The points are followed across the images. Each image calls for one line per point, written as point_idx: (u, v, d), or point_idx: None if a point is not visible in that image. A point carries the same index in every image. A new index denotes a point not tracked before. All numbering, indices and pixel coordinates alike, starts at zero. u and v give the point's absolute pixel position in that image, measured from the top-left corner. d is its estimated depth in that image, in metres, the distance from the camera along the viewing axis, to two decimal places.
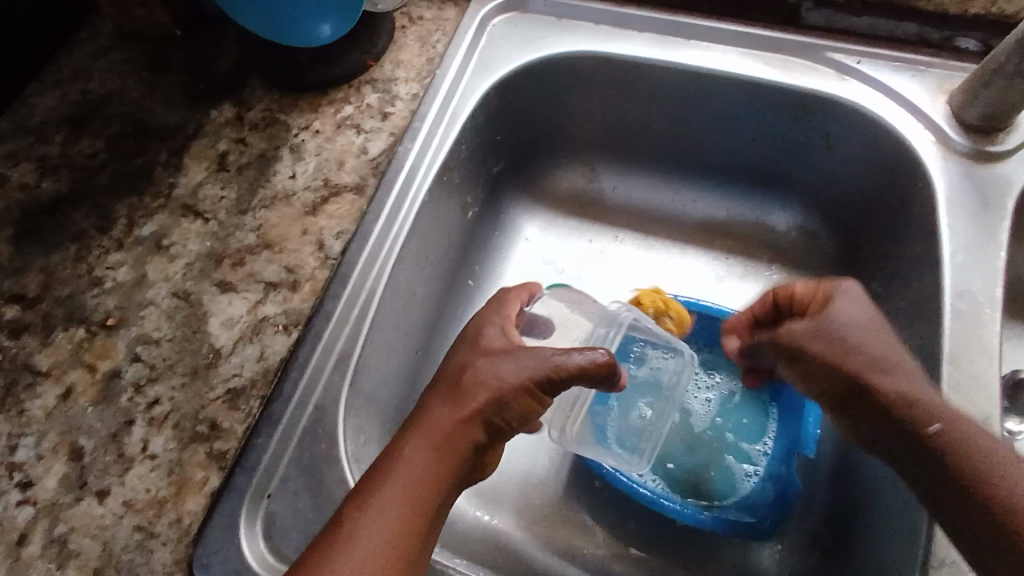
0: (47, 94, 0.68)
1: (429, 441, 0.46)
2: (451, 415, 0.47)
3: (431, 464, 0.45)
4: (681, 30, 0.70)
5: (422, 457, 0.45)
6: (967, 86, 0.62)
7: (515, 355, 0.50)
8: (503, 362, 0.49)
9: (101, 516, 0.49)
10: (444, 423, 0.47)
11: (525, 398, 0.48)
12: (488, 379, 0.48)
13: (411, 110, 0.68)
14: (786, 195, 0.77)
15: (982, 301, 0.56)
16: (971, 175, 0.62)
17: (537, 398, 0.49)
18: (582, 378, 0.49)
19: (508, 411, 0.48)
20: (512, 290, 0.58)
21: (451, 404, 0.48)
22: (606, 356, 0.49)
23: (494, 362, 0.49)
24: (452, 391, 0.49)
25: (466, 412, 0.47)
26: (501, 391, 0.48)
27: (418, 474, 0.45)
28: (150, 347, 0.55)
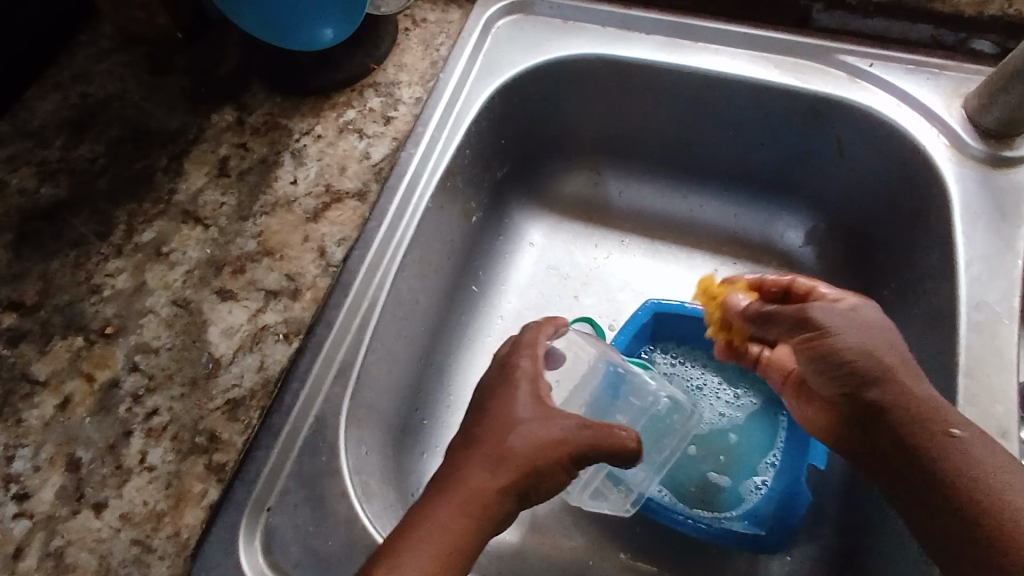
0: (48, 98, 0.67)
1: (463, 508, 0.45)
2: (487, 482, 0.45)
3: (464, 532, 0.44)
4: (689, 33, 0.69)
5: (455, 523, 0.44)
6: (983, 90, 0.60)
7: (554, 421, 0.47)
8: (543, 431, 0.47)
9: (98, 529, 0.49)
10: (480, 489, 0.45)
11: (560, 475, 0.46)
12: (526, 446, 0.46)
13: (414, 115, 0.67)
14: (796, 201, 0.75)
15: (999, 312, 0.55)
16: (987, 182, 0.60)
17: (571, 471, 0.47)
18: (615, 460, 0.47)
19: (544, 486, 0.46)
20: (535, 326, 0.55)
21: (490, 470, 0.46)
22: (641, 439, 0.48)
23: (532, 426, 0.47)
24: (487, 452, 0.47)
25: (504, 482, 0.45)
26: (540, 464, 0.46)
27: (449, 538, 0.44)
28: (149, 357, 0.54)
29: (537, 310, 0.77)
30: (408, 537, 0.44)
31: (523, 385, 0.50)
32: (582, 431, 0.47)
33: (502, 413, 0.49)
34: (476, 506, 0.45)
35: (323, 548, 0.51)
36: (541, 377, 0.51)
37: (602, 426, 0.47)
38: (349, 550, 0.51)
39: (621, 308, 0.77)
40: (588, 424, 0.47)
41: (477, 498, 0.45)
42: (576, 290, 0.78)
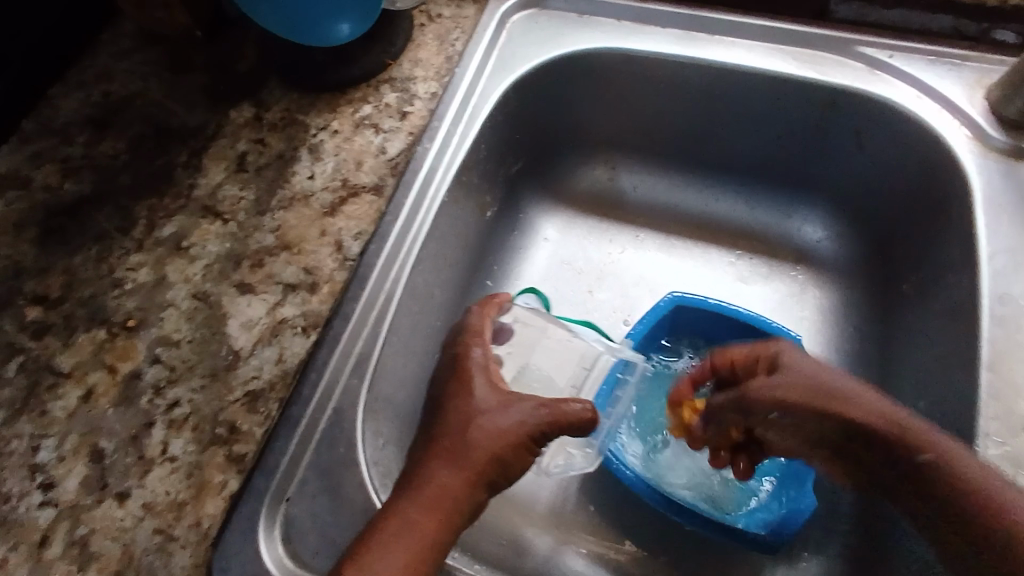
0: (70, 96, 0.68)
1: (436, 506, 0.45)
2: (457, 477, 0.46)
3: (436, 528, 0.45)
4: (706, 26, 0.68)
5: (427, 521, 0.45)
6: (1007, 80, 0.59)
7: (511, 406, 0.49)
8: (502, 416, 0.49)
9: (121, 519, 0.50)
10: (451, 485, 0.46)
11: (523, 457, 0.49)
12: (493, 434, 0.48)
13: (430, 109, 0.67)
14: (814, 195, 0.75)
15: (1023, 306, 0.54)
16: (1010, 174, 0.59)
17: (532, 450, 0.49)
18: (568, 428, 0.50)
19: (513, 470, 0.48)
20: (479, 307, 0.58)
21: (454, 466, 0.47)
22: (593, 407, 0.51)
23: (492, 414, 0.49)
24: (454, 446, 0.48)
25: (470, 474, 0.47)
26: (505, 449, 0.48)
27: (420, 535, 0.44)
28: (170, 349, 0.55)
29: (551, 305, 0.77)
30: (377, 541, 0.43)
31: (478, 374, 0.52)
32: (538, 411, 0.49)
33: (464, 406, 0.50)
34: (443, 501, 0.45)
35: (341, 539, 0.51)
36: (491, 364, 0.53)
37: (554, 404, 0.50)
38: None
39: (636, 303, 0.77)
40: (538, 405, 0.50)
41: (447, 493, 0.46)
42: (590, 284, 0.78)
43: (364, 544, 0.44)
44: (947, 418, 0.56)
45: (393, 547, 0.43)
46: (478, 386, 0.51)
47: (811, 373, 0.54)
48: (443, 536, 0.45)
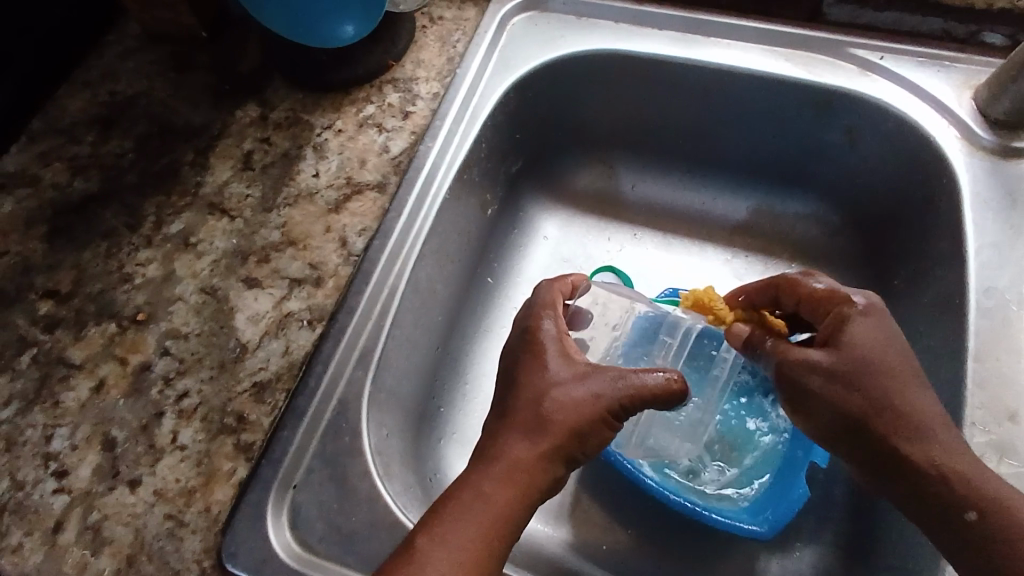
0: (78, 95, 0.70)
1: (512, 480, 0.47)
2: (534, 450, 0.48)
3: (512, 500, 0.46)
4: (701, 28, 0.70)
5: (501, 494, 0.46)
6: (993, 81, 0.61)
7: (587, 378, 0.51)
8: (580, 388, 0.50)
9: (133, 505, 0.51)
10: (526, 458, 0.48)
11: (603, 429, 0.50)
12: (569, 407, 0.49)
13: (431, 109, 0.69)
14: (807, 193, 0.76)
15: (1009, 300, 0.56)
16: (997, 172, 0.61)
17: (611, 424, 0.50)
18: (659, 402, 0.51)
19: (588, 444, 0.49)
20: (555, 282, 0.60)
21: (531, 439, 0.48)
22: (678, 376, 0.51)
23: (568, 387, 0.50)
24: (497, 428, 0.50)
25: (548, 446, 0.48)
26: (582, 421, 0.49)
27: (496, 506, 0.46)
28: (179, 342, 0.57)
29: None
30: (455, 511, 0.45)
31: (550, 344, 0.53)
32: (618, 382, 0.50)
33: (538, 378, 0.51)
34: (518, 474, 0.47)
35: (347, 524, 0.52)
36: (563, 333, 0.54)
37: (630, 375, 0.50)
38: (371, 527, 0.52)
39: None
40: (618, 377, 0.51)
41: (523, 468, 0.47)
42: None
43: (440, 512, 0.46)
44: None
45: (467, 518, 0.45)
46: (551, 360, 0.52)
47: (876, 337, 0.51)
48: (518, 508, 0.46)
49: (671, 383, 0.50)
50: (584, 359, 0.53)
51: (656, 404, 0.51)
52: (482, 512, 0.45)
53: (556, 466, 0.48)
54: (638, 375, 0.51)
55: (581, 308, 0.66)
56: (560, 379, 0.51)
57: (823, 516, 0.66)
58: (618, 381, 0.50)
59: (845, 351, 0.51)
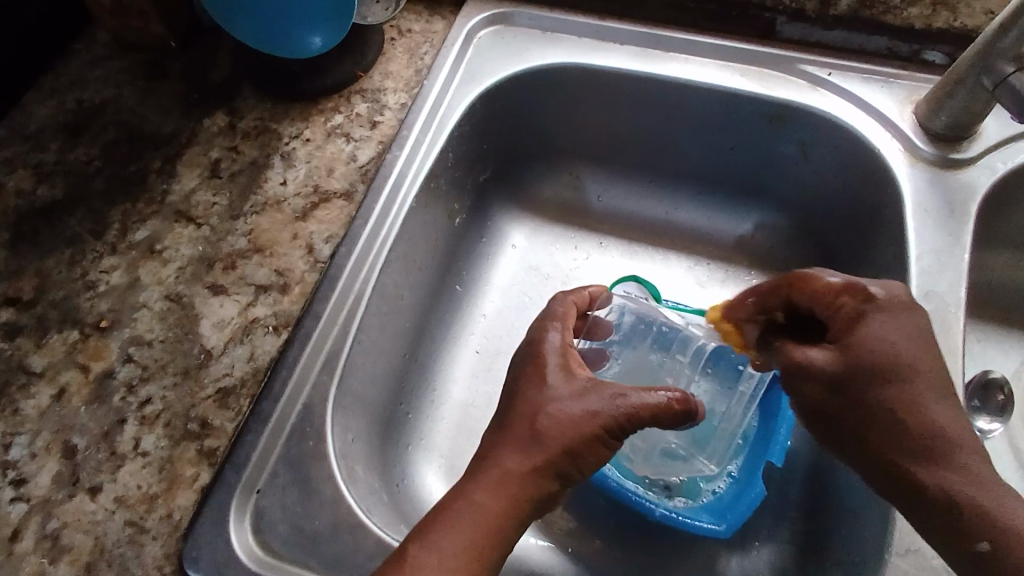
0: (44, 103, 0.70)
1: (503, 491, 0.47)
2: (527, 465, 0.48)
3: (504, 511, 0.47)
4: (660, 43, 0.73)
5: (493, 504, 0.47)
6: (932, 96, 0.64)
7: (585, 396, 0.51)
8: (575, 405, 0.50)
9: (93, 512, 0.51)
10: (518, 470, 0.48)
11: (598, 447, 0.50)
12: (563, 423, 0.49)
13: (399, 119, 0.70)
14: (763, 202, 0.79)
15: (947, 302, 0.59)
16: (937, 182, 0.64)
17: (607, 442, 0.50)
18: (657, 421, 0.52)
19: (583, 461, 0.49)
20: (573, 295, 0.62)
21: (524, 452, 0.49)
22: (681, 398, 0.52)
23: (565, 403, 0.50)
24: None
25: (541, 462, 0.48)
26: (575, 439, 0.49)
27: (488, 517, 0.46)
28: (142, 349, 0.57)
29: (517, 308, 0.80)
30: (446, 518, 0.46)
31: (553, 357, 0.54)
32: (615, 401, 0.50)
33: (535, 395, 0.51)
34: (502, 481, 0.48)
35: (310, 527, 0.53)
36: (569, 347, 0.56)
37: (633, 396, 0.51)
38: (335, 529, 0.53)
39: None
40: (617, 396, 0.51)
41: (515, 479, 0.48)
42: (556, 289, 0.81)
43: (433, 522, 0.46)
44: None
45: (460, 526, 0.46)
46: (551, 376, 0.52)
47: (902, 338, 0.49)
48: (511, 519, 0.47)
49: (673, 403, 0.51)
50: (587, 374, 0.54)
51: (657, 422, 0.52)
52: (477, 521, 0.46)
53: (550, 480, 0.48)
54: (640, 396, 0.51)
55: (600, 320, 0.69)
56: (559, 394, 0.51)
57: (781, 514, 0.67)
58: (616, 402, 0.50)
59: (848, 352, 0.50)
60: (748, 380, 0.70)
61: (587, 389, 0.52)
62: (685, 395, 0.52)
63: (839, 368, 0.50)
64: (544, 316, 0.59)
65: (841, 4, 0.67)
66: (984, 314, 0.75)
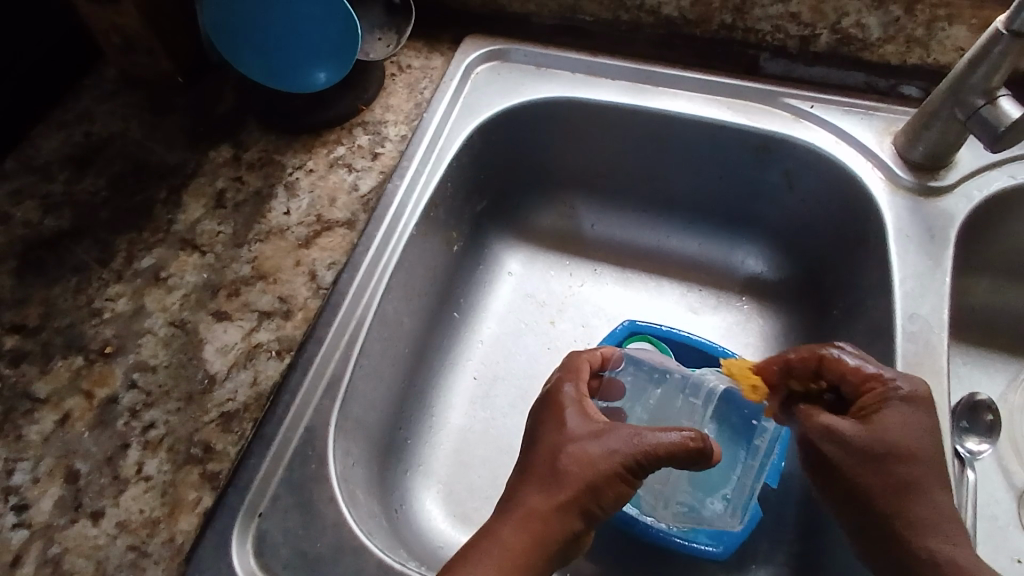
0: (52, 136, 0.72)
1: (523, 526, 0.48)
2: (548, 502, 0.50)
3: (529, 550, 0.48)
4: (649, 78, 0.76)
5: (519, 543, 0.48)
6: (909, 128, 0.67)
7: (602, 436, 0.53)
8: (593, 445, 0.52)
9: (95, 537, 0.51)
10: (540, 508, 0.49)
11: (617, 484, 0.51)
12: (583, 461, 0.51)
13: (399, 151, 0.72)
14: (752, 231, 0.82)
15: (931, 324, 0.61)
16: (917, 209, 0.67)
17: (628, 482, 0.51)
18: (672, 460, 0.52)
19: (605, 498, 0.50)
20: (584, 352, 0.64)
21: (546, 488, 0.50)
22: (694, 436, 0.52)
23: (583, 442, 0.52)
24: None
25: (562, 498, 0.49)
26: (596, 476, 0.50)
27: (511, 554, 0.47)
28: (147, 374, 0.58)
29: (515, 334, 0.81)
30: (474, 558, 0.47)
31: (570, 404, 0.56)
32: (632, 440, 0.52)
33: (557, 436, 0.53)
34: (512, 513, 0.49)
35: (312, 550, 0.53)
36: (584, 397, 0.57)
37: (651, 434, 0.52)
38: (337, 551, 0.53)
39: (593, 333, 0.82)
40: (633, 435, 0.52)
41: (538, 515, 0.49)
42: (552, 315, 0.82)
43: (464, 554, 0.48)
44: None
45: (487, 561, 0.47)
46: (571, 418, 0.55)
47: (904, 429, 0.52)
48: (534, 555, 0.48)
49: (688, 441, 0.51)
50: (603, 419, 0.55)
51: (675, 460, 0.52)
52: (505, 555, 0.47)
53: (571, 517, 0.49)
54: (655, 434, 0.52)
55: (613, 378, 0.68)
56: (578, 434, 0.53)
57: (777, 536, 0.68)
58: (633, 439, 0.52)
59: (874, 432, 0.52)
60: (762, 433, 0.69)
61: (600, 429, 0.53)
62: (702, 435, 0.52)
63: (868, 441, 0.52)
64: (564, 369, 0.61)
65: (820, 41, 0.72)
66: (968, 337, 0.77)
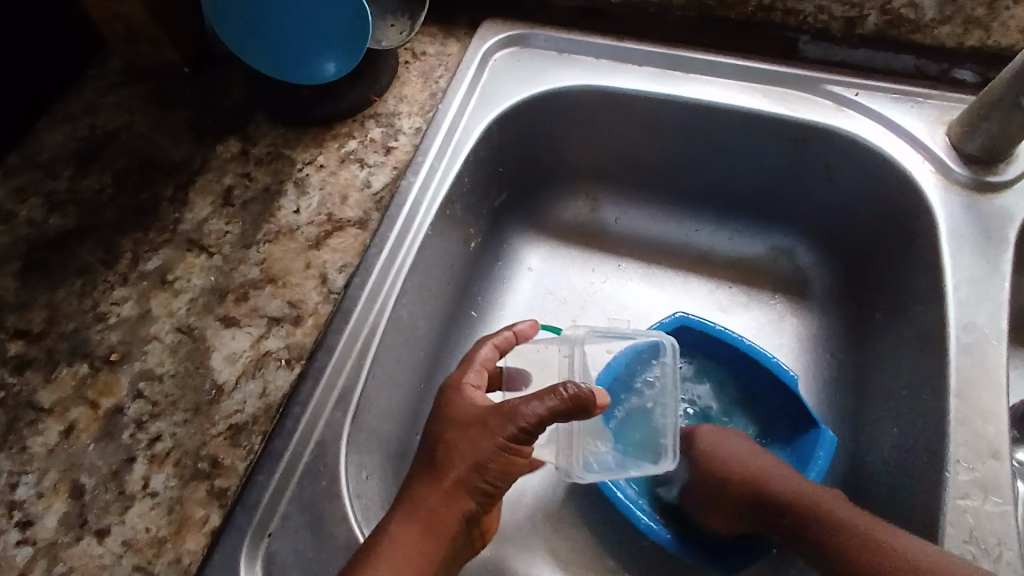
0: (57, 130, 0.69)
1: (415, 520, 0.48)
2: (435, 490, 0.49)
3: (421, 541, 0.48)
4: (680, 64, 0.71)
5: (410, 536, 0.48)
6: (966, 119, 0.62)
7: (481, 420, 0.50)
8: (476, 430, 0.50)
9: (100, 556, 0.49)
10: (435, 497, 0.49)
11: (503, 456, 0.49)
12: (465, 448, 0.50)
13: (414, 145, 0.68)
14: (788, 226, 0.77)
15: (987, 334, 0.57)
16: (973, 207, 0.62)
17: (516, 453, 0.50)
18: (555, 419, 0.48)
19: (491, 474, 0.49)
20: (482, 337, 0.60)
21: (431, 479, 0.50)
22: (566, 391, 0.48)
23: (468, 429, 0.50)
24: (429, 467, 0.50)
25: (445, 483, 0.49)
26: (477, 456, 0.49)
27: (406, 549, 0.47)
28: (153, 384, 0.55)
29: None
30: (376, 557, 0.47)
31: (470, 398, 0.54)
32: (507, 413, 0.49)
33: (438, 427, 0.52)
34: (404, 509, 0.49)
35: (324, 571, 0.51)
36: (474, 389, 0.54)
37: (525, 402, 0.49)
38: None
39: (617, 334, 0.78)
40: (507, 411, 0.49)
41: (426, 505, 0.49)
42: (574, 314, 0.79)
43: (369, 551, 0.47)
44: (915, 443, 0.58)
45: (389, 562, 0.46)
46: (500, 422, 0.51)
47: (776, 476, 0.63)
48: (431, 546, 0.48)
49: (561, 396, 0.48)
50: (489, 402, 0.53)
51: (557, 420, 0.48)
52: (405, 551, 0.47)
53: (460, 499, 0.49)
54: (520, 408, 0.48)
55: (515, 370, 0.65)
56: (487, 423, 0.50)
57: None
58: (502, 417, 0.49)
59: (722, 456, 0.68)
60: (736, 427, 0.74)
61: (483, 411, 0.51)
62: (576, 388, 0.48)
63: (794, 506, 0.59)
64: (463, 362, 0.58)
65: (867, 23, 0.66)
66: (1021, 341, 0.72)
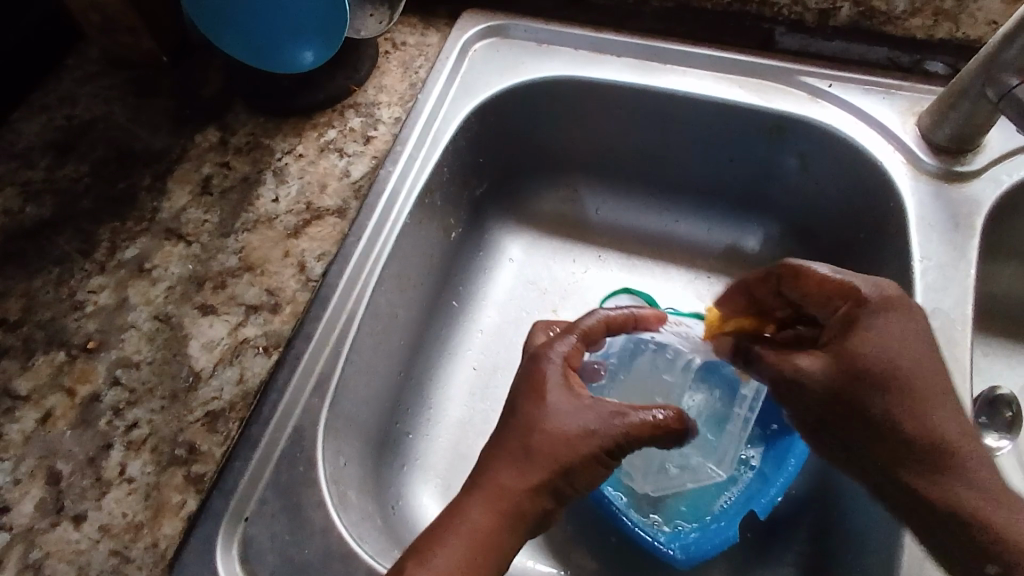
0: (34, 119, 0.69)
1: (495, 506, 0.46)
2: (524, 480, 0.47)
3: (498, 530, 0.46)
4: (658, 55, 0.72)
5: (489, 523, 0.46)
6: (935, 108, 0.63)
7: (581, 409, 0.49)
8: (586, 415, 0.49)
9: (76, 541, 0.50)
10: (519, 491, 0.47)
11: (591, 466, 0.48)
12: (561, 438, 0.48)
13: (393, 134, 0.69)
14: (764, 216, 0.78)
15: (953, 319, 0.58)
16: (941, 195, 0.63)
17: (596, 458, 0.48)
18: (655, 438, 0.50)
19: (577, 479, 0.48)
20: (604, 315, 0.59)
21: (520, 467, 0.47)
22: (672, 413, 0.50)
23: (559, 416, 0.49)
24: (516, 450, 0.48)
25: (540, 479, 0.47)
26: (572, 458, 0.47)
27: (480, 532, 0.45)
28: (130, 371, 0.56)
29: (515, 322, 0.78)
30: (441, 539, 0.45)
31: (553, 374, 0.51)
32: (614, 419, 0.49)
33: (538, 412, 0.49)
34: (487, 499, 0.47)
35: (300, 556, 0.52)
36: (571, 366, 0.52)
37: (612, 413, 0.50)
38: (325, 558, 0.52)
39: None
40: (615, 413, 0.50)
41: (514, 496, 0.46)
42: (554, 303, 0.80)
43: (422, 547, 0.45)
44: None
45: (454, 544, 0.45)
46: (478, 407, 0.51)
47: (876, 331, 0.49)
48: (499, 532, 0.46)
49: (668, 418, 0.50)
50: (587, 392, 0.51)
51: (652, 442, 0.50)
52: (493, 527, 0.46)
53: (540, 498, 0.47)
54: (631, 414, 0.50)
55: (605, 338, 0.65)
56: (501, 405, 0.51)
57: (787, 537, 0.66)
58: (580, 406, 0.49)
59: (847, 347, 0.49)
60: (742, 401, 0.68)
61: (579, 410, 0.49)
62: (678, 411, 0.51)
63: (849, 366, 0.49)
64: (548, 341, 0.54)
65: (840, 15, 0.67)
66: (992, 328, 0.74)
